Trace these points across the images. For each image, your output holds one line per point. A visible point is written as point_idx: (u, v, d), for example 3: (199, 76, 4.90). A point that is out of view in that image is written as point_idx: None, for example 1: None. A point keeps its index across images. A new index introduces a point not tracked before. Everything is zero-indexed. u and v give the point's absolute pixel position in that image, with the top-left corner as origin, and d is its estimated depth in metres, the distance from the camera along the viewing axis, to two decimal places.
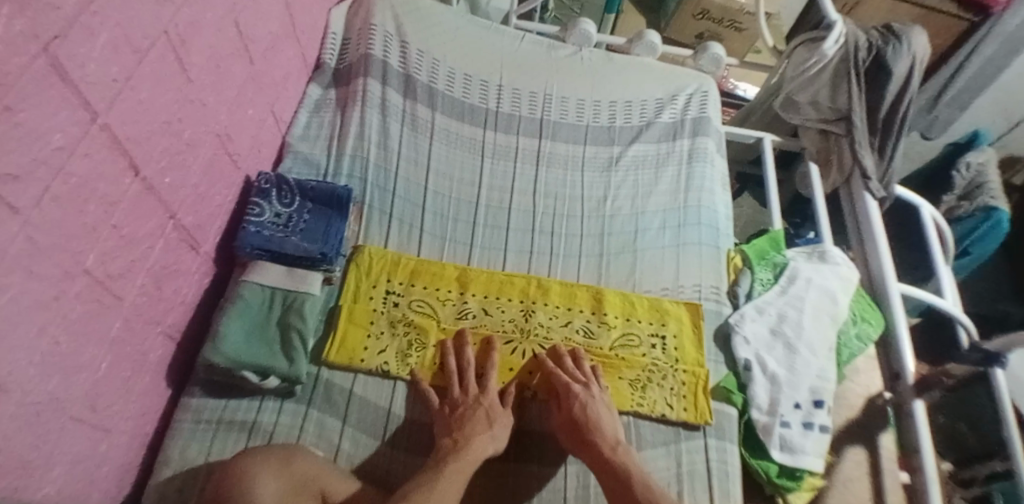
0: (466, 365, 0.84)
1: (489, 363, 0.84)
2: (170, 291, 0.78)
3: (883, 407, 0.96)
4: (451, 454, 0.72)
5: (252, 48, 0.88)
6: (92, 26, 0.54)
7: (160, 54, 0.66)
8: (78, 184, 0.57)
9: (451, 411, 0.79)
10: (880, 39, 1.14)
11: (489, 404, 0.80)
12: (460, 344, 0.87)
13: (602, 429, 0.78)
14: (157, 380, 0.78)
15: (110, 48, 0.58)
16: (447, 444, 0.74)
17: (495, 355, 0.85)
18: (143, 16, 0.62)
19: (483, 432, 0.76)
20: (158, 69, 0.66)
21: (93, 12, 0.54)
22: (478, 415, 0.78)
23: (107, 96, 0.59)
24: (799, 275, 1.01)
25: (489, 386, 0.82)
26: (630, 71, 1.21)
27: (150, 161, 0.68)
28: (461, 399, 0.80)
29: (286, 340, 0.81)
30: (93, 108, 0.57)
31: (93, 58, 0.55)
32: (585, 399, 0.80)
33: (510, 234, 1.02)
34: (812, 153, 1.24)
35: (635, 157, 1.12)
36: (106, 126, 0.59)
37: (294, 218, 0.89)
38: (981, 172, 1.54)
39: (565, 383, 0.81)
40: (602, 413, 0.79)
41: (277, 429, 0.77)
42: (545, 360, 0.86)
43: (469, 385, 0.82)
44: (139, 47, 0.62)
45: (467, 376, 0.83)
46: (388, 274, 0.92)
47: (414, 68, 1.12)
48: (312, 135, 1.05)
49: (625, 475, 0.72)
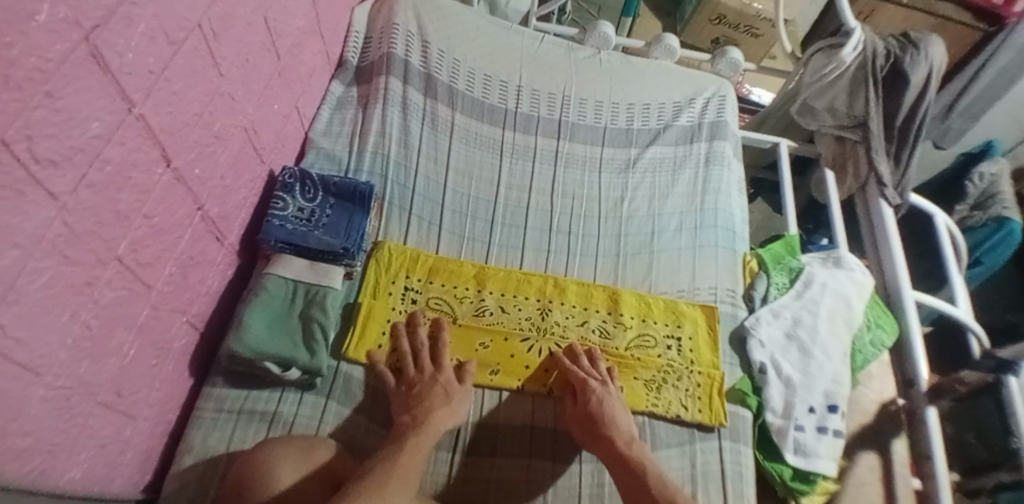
0: (421, 345, 0.85)
1: (442, 342, 0.85)
2: (195, 281, 0.79)
3: (897, 412, 0.97)
4: (410, 430, 0.72)
5: (279, 44, 0.89)
6: (131, 17, 0.56)
7: (194, 47, 0.67)
8: (113, 172, 0.58)
9: (408, 389, 0.80)
10: (898, 47, 1.14)
11: (446, 380, 0.81)
12: (413, 325, 0.87)
13: (619, 426, 0.78)
14: (180, 369, 0.79)
15: (147, 39, 0.59)
16: (406, 421, 0.75)
17: (444, 332, 0.87)
18: (179, 9, 0.63)
19: (442, 406, 0.77)
20: (191, 61, 0.68)
21: (131, 3, 0.55)
22: (434, 392, 0.78)
23: (143, 87, 0.60)
24: (814, 280, 1.01)
25: (444, 364, 0.83)
26: (648, 74, 1.22)
27: (180, 152, 0.69)
28: (418, 378, 0.81)
29: (308, 332, 0.82)
30: (129, 98, 0.58)
31: (131, 48, 0.57)
32: (601, 395, 0.81)
33: (527, 233, 1.02)
34: (828, 160, 1.25)
35: (652, 160, 1.13)
36: (141, 116, 0.60)
37: (317, 212, 0.90)
38: (994, 182, 1.54)
39: (582, 379, 0.82)
40: (618, 411, 0.80)
41: (297, 420, 0.78)
42: (561, 357, 0.87)
43: (425, 365, 0.82)
44: (174, 39, 0.63)
45: (424, 356, 0.83)
46: (407, 271, 0.93)
47: (435, 67, 1.13)
48: (334, 131, 1.06)
49: (640, 469, 0.73)
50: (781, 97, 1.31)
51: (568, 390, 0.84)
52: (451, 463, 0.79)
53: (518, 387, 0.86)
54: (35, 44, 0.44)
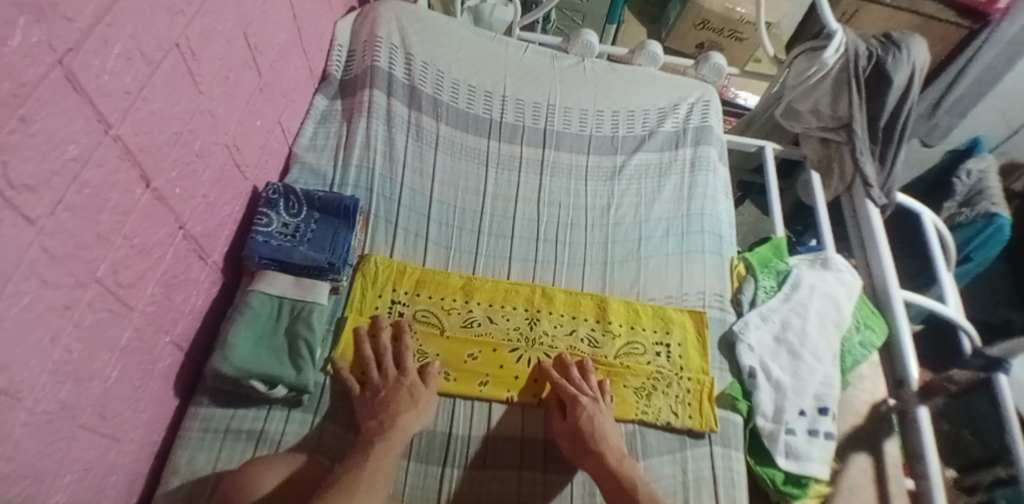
0: (388, 349, 0.85)
1: (404, 344, 0.85)
2: (178, 300, 0.78)
3: (887, 413, 0.97)
4: (376, 436, 0.74)
5: (260, 59, 0.90)
6: (106, 38, 0.55)
7: (172, 66, 0.67)
8: (91, 194, 0.57)
9: (373, 395, 0.80)
10: (880, 48, 1.15)
11: (410, 382, 0.81)
12: (376, 329, 0.87)
13: (608, 442, 0.78)
14: (165, 388, 0.79)
15: (123, 60, 0.59)
16: (373, 427, 0.75)
17: (383, 336, 0.86)
18: (157, 29, 0.63)
19: (409, 409, 0.78)
20: (170, 80, 0.67)
21: (107, 25, 0.55)
22: (400, 395, 0.79)
23: (120, 107, 0.59)
24: (803, 282, 1.01)
25: (408, 366, 0.83)
26: (634, 81, 1.23)
27: (161, 171, 0.69)
28: (383, 382, 0.81)
29: (294, 350, 0.81)
30: (107, 120, 0.58)
31: (107, 69, 0.56)
32: (593, 412, 0.80)
33: (514, 243, 1.02)
34: (813, 161, 1.26)
35: (638, 167, 1.13)
36: (119, 137, 0.60)
37: (301, 227, 0.89)
38: (982, 179, 1.55)
39: (574, 393, 0.82)
40: (607, 424, 0.80)
41: (284, 438, 0.78)
42: (547, 368, 0.87)
43: (388, 370, 0.82)
44: (152, 58, 0.63)
45: (386, 358, 0.84)
46: (394, 283, 0.92)
47: (419, 79, 1.13)
48: (319, 145, 1.06)
49: (630, 487, 0.72)
50: (765, 100, 1.32)
51: (557, 404, 0.84)
52: (441, 478, 0.78)
53: (507, 397, 0.85)
54: (10, 68, 0.44)
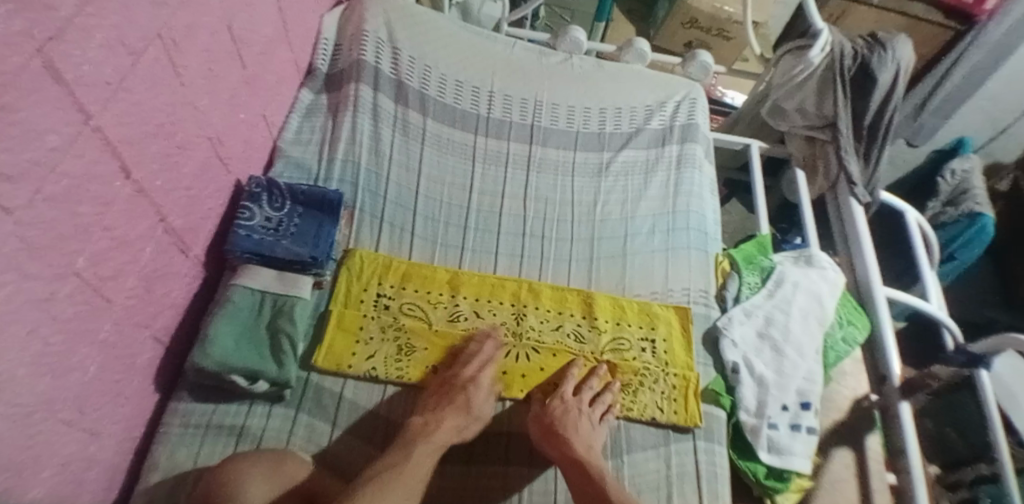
0: (480, 354, 0.85)
1: (489, 356, 0.85)
2: (159, 294, 0.77)
3: (869, 409, 0.98)
4: (417, 437, 0.74)
5: (245, 52, 0.89)
6: (87, 28, 0.55)
7: (154, 57, 0.67)
8: (71, 185, 0.56)
9: (440, 389, 0.82)
10: (865, 47, 1.16)
11: (474, 392, 0.80)
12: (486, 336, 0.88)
13: (577, 430, 0.78)
14: (146, 382, 0.78)
15: (105, 50, 0.58)
16: (416, 426, 0.76)
17: (485, 348, 0.86)
18: (140, 21, 0.63)
19: (456, 416, 0.78)
20: (152, 71, 0.67)
21: (89, 15, 0.54)
22: (455, 400, 0.79)
23: (101, 98, 0.59)
24: (786, 278, 1.02)
25: (483, 376, 0.83)
26: (621, 78, 1.23)
27: (142, 163, 0.68)
28: (453, 380, 0.82)
29: (276, 345, 0.81)
30: (86, 110, 0.57)
31: (88, 59, 0.56)
32: (569, 407, 0.81)
33: (501, 238, 1.02)
34: (798, 159, 1.27)
35: (624, 163, 1.13)
36: (99, 128, 0.59)
37: (285, 221, 0.89)
38: (965, 178, 1.58)
39: (567, 391, 0.84)
40: (576, 418, 0.80)
41: (266, 433, 0.77)
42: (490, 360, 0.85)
43: (466, 370, 0.82)
44: (134, 49, 0.62)
45: (473, 362, 0.83)
46: (380, 277, 0.92)
47: (406, 74, 1.13)
48: (303, 139, 1.05)
49: (597, 485, 0.73)
50: (752, 99, 1.32)
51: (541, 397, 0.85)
52: None
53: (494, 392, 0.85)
54: None
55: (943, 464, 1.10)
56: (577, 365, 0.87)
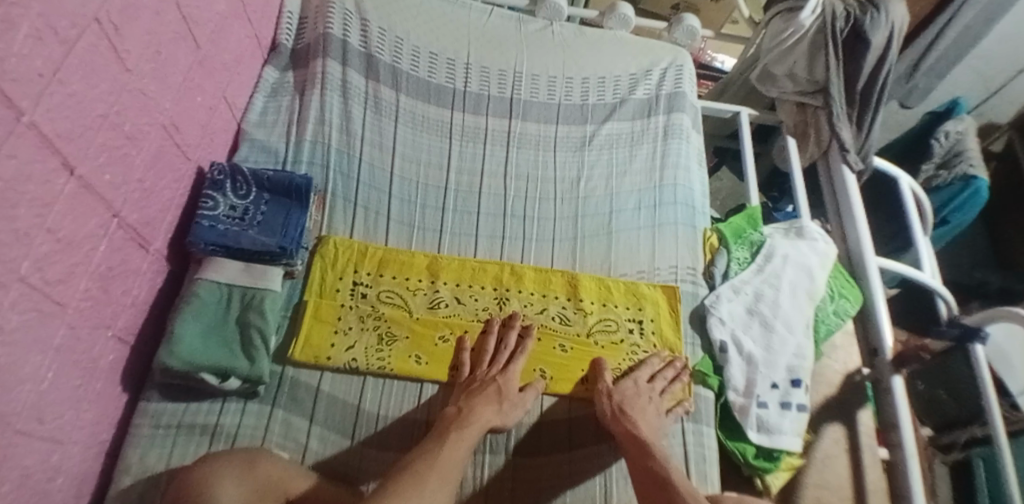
0: (505, 345, 0.84)
1: (523, 348, 0.84)
2: (118, 293, 0.73)
3: (861, 382, 0.97)
4: (453, 423, 0.72)
5: (197, 31, 0.82)
6: (11, 18, 0.48)
7: (92, 43, 0.60)
8: (5, 188, 0.51)
9: (467, 385, 0.80)
10: (857, 9, 1.10)
11: (504, 381, 0.79)
12: (507, 326, 0.86)
13: (645, 415, 0.78)
14: (111, 384, 0.74)
15: (34, 41, 0.52)
16: (451, 413, 0.74)
17: (492, 339, 0.84)
18: (71, 4, 0.56)
19: (491, 405, 0.75)
20: (90, 59, 0.61)
21: (12, 2, 0.48)
22: (488, 391, 0.77)
23: (33, 92, 0.53)
24: (776, 252, 1.00)
25: (512, 368, 0.81)
26: (605, 46, 1.17)
27: (86, 157, 0.63)
28: (482, 376, 0.80)
29: (246, 339, 0.77)
30: (17, 107, 0.51)
31: (16, 51, 0.49)
32: (641, 390, 0.81)
33: (480, 219, 0.98)
34: (789, 127, 1.23)
35: (608, 136, 1.09)
36: (34, 125, 0.53)
37: (251, 210, 0.84)
38: (959, 140, 1.53)
39: (641, 376, 0.83)
40: (646, 403, 0.79)
41: (240, 431, 0.74)
42: (464, 347, 0.83)
43: (482, 370, 0.81)
44: (66, 37, 0.56)
45: (500, 358, 0.82)
46: (355, 265, 0.88)
47: (376, 47, 1.07)
48: (269, 120, 1.00)
49: (659, 466, 0.71)
50: (740, 64, 1.27)
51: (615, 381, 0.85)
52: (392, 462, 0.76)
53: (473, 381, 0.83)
54: None
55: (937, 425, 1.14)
56: (660, 356, 0.87)
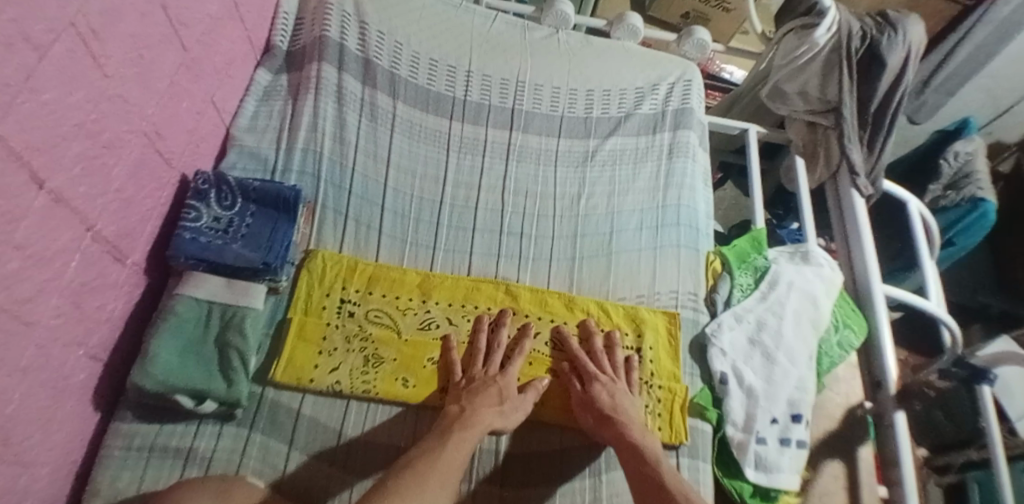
0: (497, 343, 0.83)
1: (520, 350, 0.83)
2: (92, 308, 0.69)
3: (863, 416, 0.94)
4: (455, 424, 0.71)
5: (185, 34, 0.78)
6: None
7: (68, 49, 0.57)
8: None
9: (467, 384, 0.78)
10: (874, 28, 1.07)
11: (504, 383, 0.78)
12: (497, 324, 0.85)
13: (630, 416, 0.77)
14: (82, 403, 0.71)
15: (3, 48, 0.48)
16: (454, 412, 0.74)
17: (482, 337, 0.83)
18: (45, 8, 0.52)
19: (491, 405, 0.74)
20: (66, 65, 0.57)
21: None
22: (489, 391, 0.76)
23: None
24: (780, 279, 0.96)
25: (510, 369, 0.80)
26: (610, 56, 1.14)
27: (59, 169, 0.59)
28: (479, 375, 0.79)
29: (225, 360, 0.74)
30: None
31: None
32: (609, 387, 0.79)
33: (476, 235, 0.95)
34: (798, 146, 1.19)
35: (612, 151, 1.05)
36: None
37: (236, 221, 0.81)
38: (969, 161, 1.49)
39: (596, 371, 0.81)
40: (626, 401, 0.79)
41: (216, 456, 0.71)
42: (451, 346, 0.82)
43: (477, 369, 0.80)
44: (39, 43, 0.52)
45: (494, 362, 0.81)
46: (344, 281, 0.85)
47: (374, 52, 1.03)
48: (260, 126, 0.96)
49: (654, 470, 0.70)
50: (751, 79, 1.24)
51: (574, 375, 0.82)
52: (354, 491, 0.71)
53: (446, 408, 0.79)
54: None
55: (932, 447, 1.25)
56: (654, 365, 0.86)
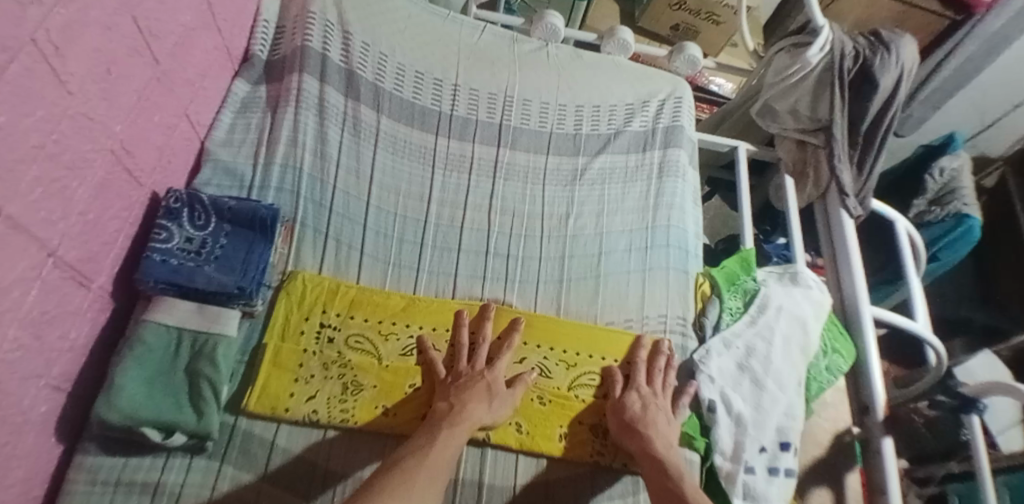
0: (480, 341, 0.82)
1: (508, 343, 0.82)
2: (53, 337, 0.65)
3: (850, 443, 0.93)
4: (445, 420, 0.71)
5: (155, 45, 0.75)
6: None
7: (27, 66, 0.52)
8: None
9: (454, 380, 0.77)
10: (867, 48, 1.06)
11: (492, 376, 0.77)
12: (480, 323, 0.84)
13: (660, 430, 0.76)
14: (43, 437, 0.67)
15: None
16: (443, 408, 0.73)
17: (464, 330, 0.82)
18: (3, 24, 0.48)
19: (480, 400, 0.74)
20: (24, 84, 0.53)
21: None
22: (477, 386, 0.75)
23: None
24: (770, 303, 0.94)
25: (497, 364, 0.79)
26: (600, 70, 1.12)
27: (17, 194, 0.55)
28: (466, 371, 0.78)
29: (196, 391, 0.71)
30: None
31: None
32: (647, 399, 0.80)
33: (461, 257, 0.92)
34: (787, 164, 1.18)
35: (601, 170, 1.03)
36: None
37: (209, 242, 0.78)
38: (954, 177, 1.50)
39: (642, 381, 0.82)
40: (658, 414, 0.79)
41: (185, 490, 0.68)
42: (426, 347, 0.81)
43: (461, 365, 0.79)
44: None
45: (478, 357, 0.80)
46: (324, 304, 0.81)
47: (357, 64, 1.00)
48: (236, 139, 0.93)
49: (675, 483, 0.70)
50: (741, 96, 1.23)
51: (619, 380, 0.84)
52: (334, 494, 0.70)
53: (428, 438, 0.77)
54: None
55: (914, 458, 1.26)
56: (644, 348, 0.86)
